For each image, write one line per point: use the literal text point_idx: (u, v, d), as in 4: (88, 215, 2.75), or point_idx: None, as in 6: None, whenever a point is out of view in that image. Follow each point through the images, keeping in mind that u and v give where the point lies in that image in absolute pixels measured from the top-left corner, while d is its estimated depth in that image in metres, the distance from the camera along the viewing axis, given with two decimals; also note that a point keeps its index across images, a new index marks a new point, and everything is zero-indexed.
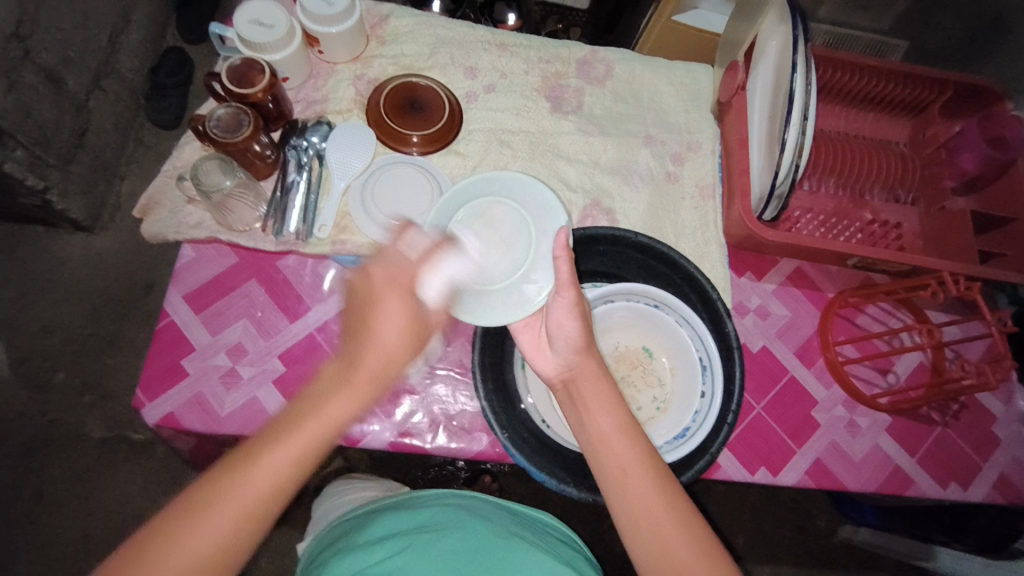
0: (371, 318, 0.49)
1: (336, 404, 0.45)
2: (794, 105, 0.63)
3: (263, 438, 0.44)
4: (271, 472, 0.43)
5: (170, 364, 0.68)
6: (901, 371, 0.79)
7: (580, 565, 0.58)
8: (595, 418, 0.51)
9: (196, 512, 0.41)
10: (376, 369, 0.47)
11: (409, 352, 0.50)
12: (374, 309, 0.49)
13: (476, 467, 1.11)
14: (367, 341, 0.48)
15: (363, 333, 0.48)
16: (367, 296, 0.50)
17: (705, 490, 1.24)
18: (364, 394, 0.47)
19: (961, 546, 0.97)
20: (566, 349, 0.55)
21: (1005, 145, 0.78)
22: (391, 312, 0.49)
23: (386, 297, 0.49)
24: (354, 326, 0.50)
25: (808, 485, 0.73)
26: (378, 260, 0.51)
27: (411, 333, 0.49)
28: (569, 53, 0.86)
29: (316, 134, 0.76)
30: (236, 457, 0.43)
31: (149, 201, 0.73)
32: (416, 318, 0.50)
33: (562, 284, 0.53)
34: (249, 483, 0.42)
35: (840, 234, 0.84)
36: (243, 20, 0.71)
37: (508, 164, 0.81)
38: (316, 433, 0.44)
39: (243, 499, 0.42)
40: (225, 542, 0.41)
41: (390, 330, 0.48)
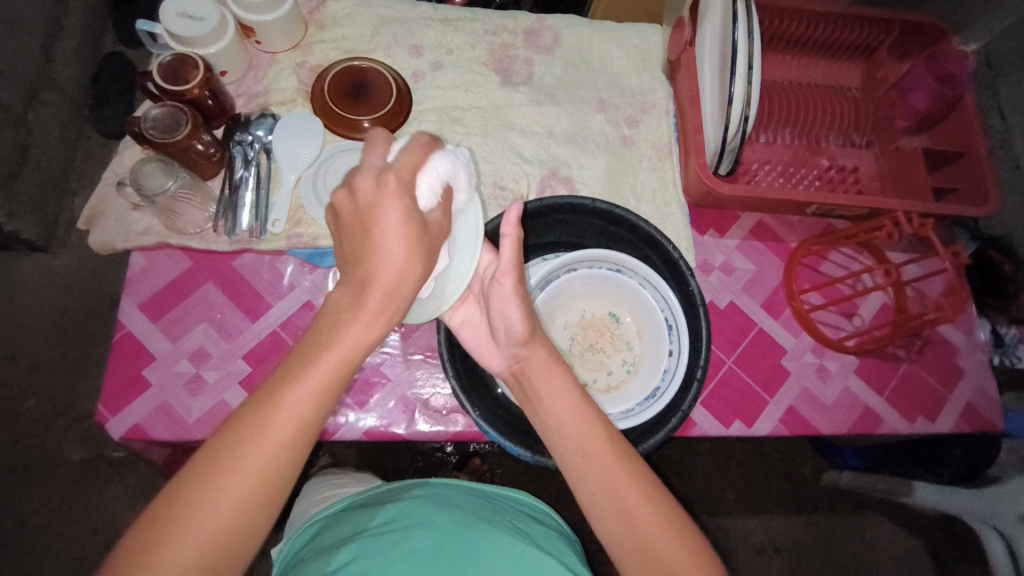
0: (370, 227, 0.39)
1: (352, 331, 0.39)
2: (738, 57, 0.63)
3: (272, 389, 0.38)
4: (296, 409, 0.38)
5: (131, 375, 0.66)
6: (865, 314, 0.81)
7: (550, 542, 0.58)
8: (547, 400, 0.51)
9: (209, 471, 0.37)
10: (390, 286, 0.39)
11: (420, 262, 0.40)
12: (364, 226, 0.39)
13: (465, 451, 1.13)
14: (371, 258, 0.39)
15: (361, 249, 0.39)
16: (356, 209, 0.39)
17: (693, 450, 1.26)
18: (380, 319, 0.39)
19: (938, 477, 1.02)
20: (507, 338, 0.54)
21: (951, 82, 0.80)
22: (390, 215, 0.39)
23: (380, 204, 0.39)
24: (348, 247, 0.40)
25: (783, 432, 0.75)
26: (364, 167, 0.39)
27: (408, 243, 0.39)
28: (515, 22, 0.85)
29: (261, 127, 0.74)
30: (250, 410, 0.38)
31: (92, 211, 0.71)
32: (420, 226, 0.40)
33: (504, 268, 0.52)
34: (275, 425, 0.37)
35: (800, 182, 0.84)
36: (170, 14, 0.68)
37: (461, 142, 0.79)
38: (336, 362, 0.38)
39: (272, 442, 0.37)
40: (242, 506, 0.37)
41: (393, 244, 0.39)
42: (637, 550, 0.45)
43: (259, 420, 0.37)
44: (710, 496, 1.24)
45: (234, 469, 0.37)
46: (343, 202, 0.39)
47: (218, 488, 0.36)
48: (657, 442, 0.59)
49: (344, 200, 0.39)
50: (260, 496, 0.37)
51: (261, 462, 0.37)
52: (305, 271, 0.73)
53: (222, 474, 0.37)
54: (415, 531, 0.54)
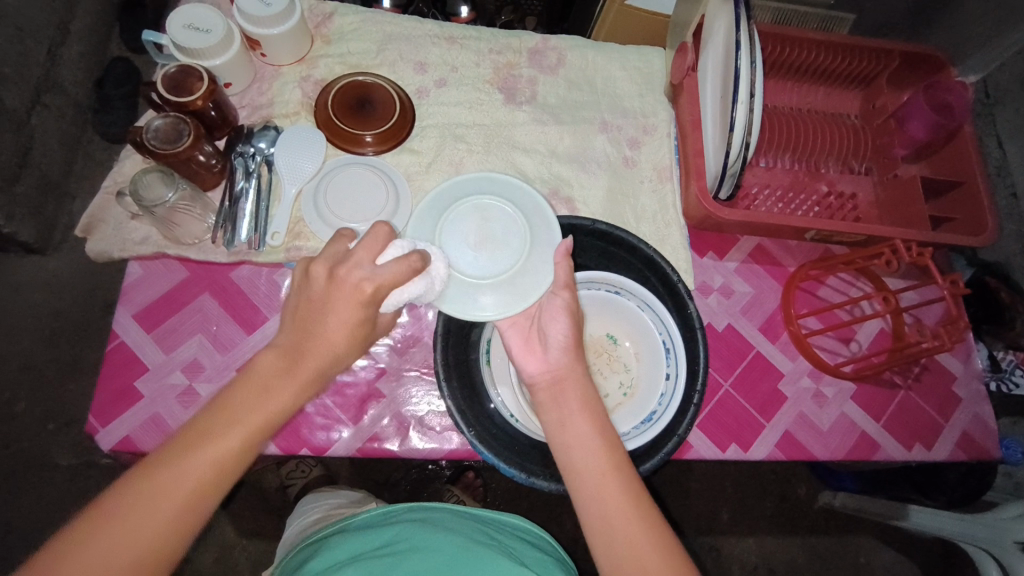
0: (317, 319, 0.44)
1: (276, 397, 0.43)
2: (740, 84, 0.63)
3: (200, 429, 0.42)
4: (203, 467, 0.41)
5: (123, 386, 0.66)
6: (863, 339, 0.81)
7: (546, 566, 0.57)
8: (574, 420, 0.51)
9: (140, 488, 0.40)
10: (321, 365, 0.45)
11: (355, 348, 0.47)
12: (313, 314, 0.44)
13: (459, 465, 1.14)
14: (318, 337, 0.44)
15: (311, 327, 0.44)
16: (314, 302, 0.45)
17: (687, 471, 1.25)
18: (303, 387, 0.44)
19: (933, 502, 1.01)
20: (557, 347, 0.55)
21: (949, 112, 0.79)
22: (342, 313, 0.44)
23: (337, 307, 0.44)
24: (297, 322, 0.45)
25: (779, 457, 0.74)
26: (329, 261, 0.45)
27: (350, 337, 0.45)
28: (520, 42, 0.85)
29: (263, 139, 0.74)
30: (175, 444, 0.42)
31: (90, 218, 0.70)
32: (365, 326, 0.46)
33: (559, 285, 0.56)
34: (202, 462, 0.41)
35: (799, 208, 0.85)
36: (176, 25, 0.68)
37: (463, 159, 0.79)
38: (258, 419, 0.43)
39: (170, 498, 0.40)
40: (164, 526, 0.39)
41: (337, 335, 0.44)
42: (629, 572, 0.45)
43: (163, 473, 0.40)
44: (704, 517, 1.23)
45: (127, 523, 0.39)
46: (315, 284, 0.44)
47: (108, 540, 0.38)
48: (655, 465, 0.59)
49: (322, 286, 0.44)
50: (181, 516, 0.40)
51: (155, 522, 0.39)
52: None
53: (118, 523, 0.38)
54: (414, 554, 0.54)
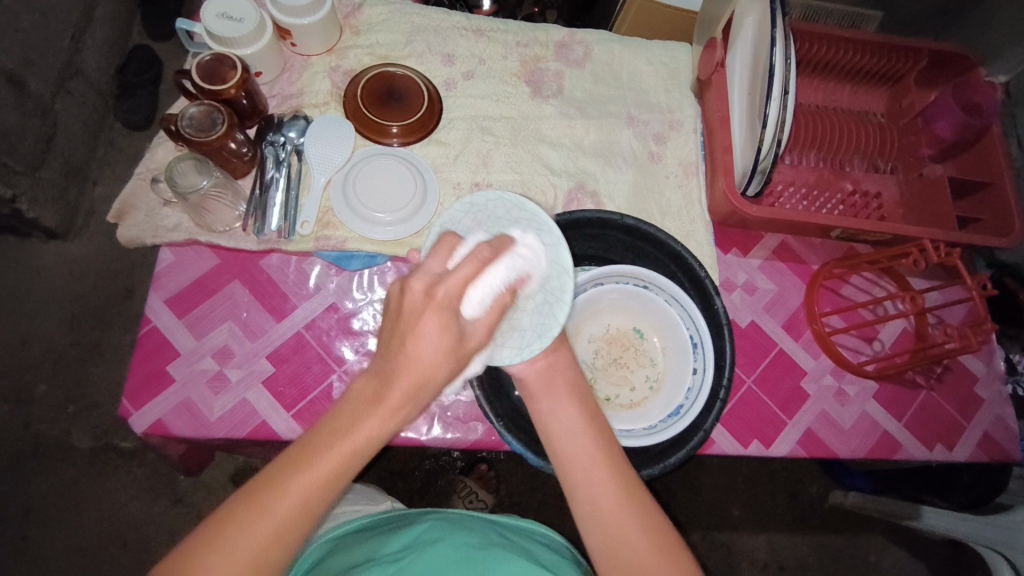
0: (405, 337, 0.40)
1: (364, 430, 0.39)
2: (773, 80, 0.63)
3: (292, 463, 0.39)
4: (295, 502, 0.38)
5: (155, 370, 0.67)
6: (886, 339, 0.81)
7: (563, 565, 0.58)
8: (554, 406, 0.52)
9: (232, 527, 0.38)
10: (417, 385, 0.40)
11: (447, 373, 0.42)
12: (402, 329, 0.40)
13: (472, 457, 1.17)
14: (405, 359, 0.40)
15: (398, 345, 0.40)
16: (405, 313, 0.40)
17: (700, 466, 1.26)
18: (396, 414, 0.40)
19: (947, 503, 1.02)
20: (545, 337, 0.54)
21: (979, 112, 0.79)
22: (430, 325, 0.40)
23: (426, 313, 0.40)
24: (384, 340, 0.41)
25: (800, 454, 0.75)
26: (418, 273, 0.42)
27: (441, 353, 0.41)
28: (547, 35, 0.85)
29: (293, 129, 0.75)
30: (275, 469, 0.39)
31: (123, 204, 0.71)
32: (456, 338, 0.41)
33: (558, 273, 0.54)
34: (290, 499, 0.38)
35: (823, 205, 0.85)
36: (210, 14, 0.69)
37: (490, 151, 0.79)
38: (348, 449, 0.39)
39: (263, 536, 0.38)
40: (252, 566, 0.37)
41: (429, 351, 0.40)
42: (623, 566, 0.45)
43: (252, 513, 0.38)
44: (716, 512, 1.24)
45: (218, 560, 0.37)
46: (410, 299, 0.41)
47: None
48: (679, 460, 0.60)
49: (410, 297, 0.41)
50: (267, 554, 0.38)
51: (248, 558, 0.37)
52: (331, 274, 0.73)
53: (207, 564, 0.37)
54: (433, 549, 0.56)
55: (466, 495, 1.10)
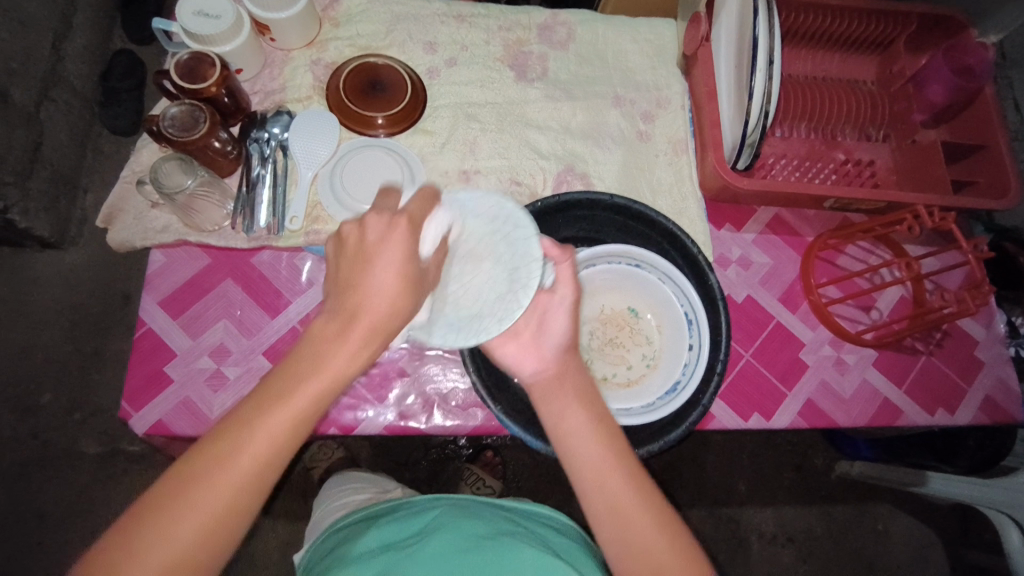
0: (364, 266, 0.41)
1: (334, 362, 0.39)
2: (757, 52, 0.62)
3: (260, 396, 0.39)
4: (265, 443, 0.38)
5: (153, 371, 0.67)
6: (883, 307, 0.80)
7: (572, 551, 0.58)
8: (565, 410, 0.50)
9: (210, 463, 0.37)
10: (378, 319, 0.40)
11: (411, 303, 0.42)
12: (360, 262, 0.41)
13: (478, 444, 1.17)
14: (360, 291, 0.41)
15: (355, 281, 0.41)
16: (363, 248, 0.42)
17: (704, 445, 1.26)
18: (365, 346, 0.40)
19: (953, 469, 1.00)
20: (553, 344, 0.53)
21: (971, 74, 0.78)
22: (391, 255, 0.41)
23: (387, 244, 0.42)
24: (342, 275, 0.42)
25: (801, 426, 0.75)
26: (376, 209, 0.43)
27: (400, 285, 0.41)
28: (529, 18, 0.84)
29: (277, 125, 0.74)
30: (245, 405, 0.39)
31: (111, 208, 0.71)
32: (414, 273, 0.42)
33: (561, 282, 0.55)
34: (268, 427, 0.38)
35: (816, 176, 0.84)
36: (186, 13, 0.68)
37: (477, 138, 0.79)
38: (314, 384, 0.39)
39: (235, 475, 0.37)
40: (231, 503, 0.37)
41: (386, 281, 0.41)
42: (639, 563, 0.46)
43: (226, 446, 0.38)
44: (723, 490, 1.24)
45: (196, 497, 0.37)
46: (366, 229, 0.42)
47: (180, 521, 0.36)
48: (678, 437, 0.60)
49: (364, 235, 0.42)
50: (246, 488, 0.38)
51: (220, 499, 0.37)
52: (323, 268, 0.73)
53: (186, 501, 0.37)
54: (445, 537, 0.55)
55: (472, 481, 1.10)
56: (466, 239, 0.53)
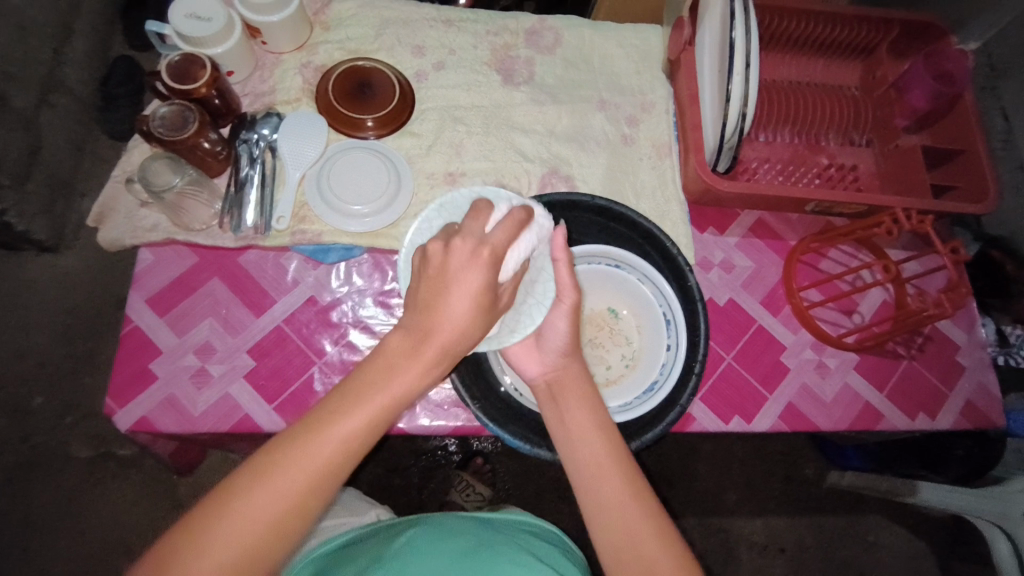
0: (441, 292, 0.43)
1: (402, 379, 0.43)
2: (735, 56, 0.64)
3: (331, 404, 0.42)
4: (339, 445, 0.41)
5: (139, 368, 0.68)
6: (866, 311, 0.81)
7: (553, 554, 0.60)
8: (569, 411, 0.54)
9: (276, 467, 0.40)
10: (447, 340, 0.44)
11: (481, 327, 0.45)
12: (439, 291, 0.44)
13: (467, 450, 1.17)
14: (439, 316, 0.43)
15: (434, 304, 0.43)
16: (444, 273, 0.44)
17: (695, 450, 1.26)
18: (432, 367, 0.44)
19: (942, 478, 1.03)
20: (553, 349, 0.57)
21: (950, 79, 0.79)
22: (470, 286, 0.43)
23: (468, 273, 0.44)
24: (420, 304, 0.44)
25: (782, 428, 0.75)
26: (464, 234, 0.45)
27: (475, 312, 0.44)
28: (517, 23, 0.86)
29: (266, 126, 0.76)
30: (313, 418, 0.41)
31: (102, 208, 0.72)
32: (490, 300, 0.45)
33: (564, 287, 0.55)
34: (330, 440, 0.41)
35: (800, 180, 0.85)
36: (179, 15, 0.70)
37: (462, 141, 0.80)
38: (383, 399, 0.42)
39: (312, 470, 0.40)
40: (295, 501, 0.40)
41: (461, 308, 0.44)
42: (616, 538, 0.48)
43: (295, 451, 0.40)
44: (713, 496, 1.24)
45: (264, 496, 0.39)
46: (436, 260, 0.44)
47: (244, 516, 0.39)
48: (656, 435, 0.61)
49: (445, 260, 0.44)
50: (314, 489, 0.40)
51: (289, 498, 0.40)
52: (309, 267, 0.74)
53: (259, 494, 0.39)
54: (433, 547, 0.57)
55: (462, 488, 1.12)
56: None
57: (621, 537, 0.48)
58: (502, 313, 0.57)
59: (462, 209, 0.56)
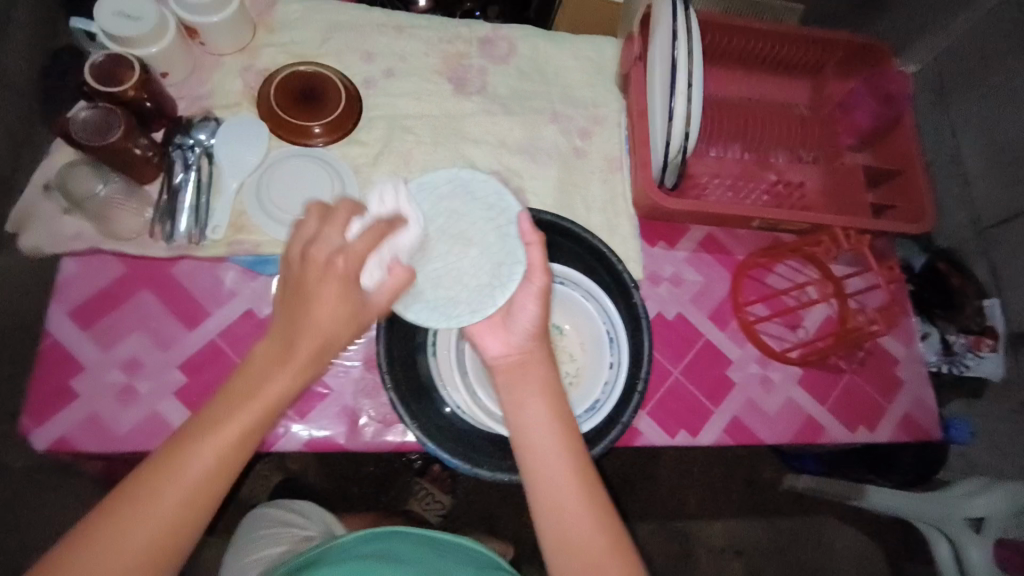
0: (311, 292, 0.43)
1: (275, 384, 0.43)
2: (678, 74, 0.64)
3: (211, 415, 0.42)
4: (180, 498, 0.40)
5: (57, 386, 0.64)
6: (810, 326, 0.82)
7: None
8: (529, 401, 0.51)
9: (152, 480, 0.40)
10: (322, 339, 0.43)
11: (353, 325, 0.45)
12: (306, 295, 0.43)
13: (428, 458, 1.14)
14: (315, 312, 0.43)
15: (307, 305, 0.43)
16: (310, 279, 0.43)
17: (653, 459, 1.27)
18: (306, 371, 0.44)
19: (887, 483, 1.06)
20: (521, 332, 0.53)
21: (893, 102, 0.83)
22: (329, 297, 0.43)
23: (324, 287, 0.43)
24: (289, 302, 0.44)
25: (726, 442, 0.76)
26: (325, 240, 0.43)
27: (344, 312, 0.44)
28: (470, 31, 0.84)
29: (204, 131, 0.73)
30: (195, 425, 0.42)
31: (22, 215, 0.68)
32: (354, 303, 0.44)
33: (532, 268, 0.52)
34: (207, 453, 0.41)
35: (749, 196, 0.86)
36: (106, 12, 0.66)
37: (411, 150, 0.78)
38: (258, 408, 0.42)
39: (189, 485, 0.41)
40: (181, 514, 0.40)
41: (330, 311, 0.43)
42: (552, 521, 0.47)
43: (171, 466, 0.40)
44: (671, 504, 1.25)
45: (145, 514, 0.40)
46: (309, 268, 0.43)
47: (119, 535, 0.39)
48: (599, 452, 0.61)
49: (311, 268, 0.43)
50: (195, 499, 0.41)
51: (167, 512, 0.40)
52: (246, 279, 0.71)
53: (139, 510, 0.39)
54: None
55: (423, 497, 1.11)
56: (466, 222, 0.54)
57: (561, 531, 0.47)
58: (467, 292, 0.53)
59: (454, 195, 0.55)
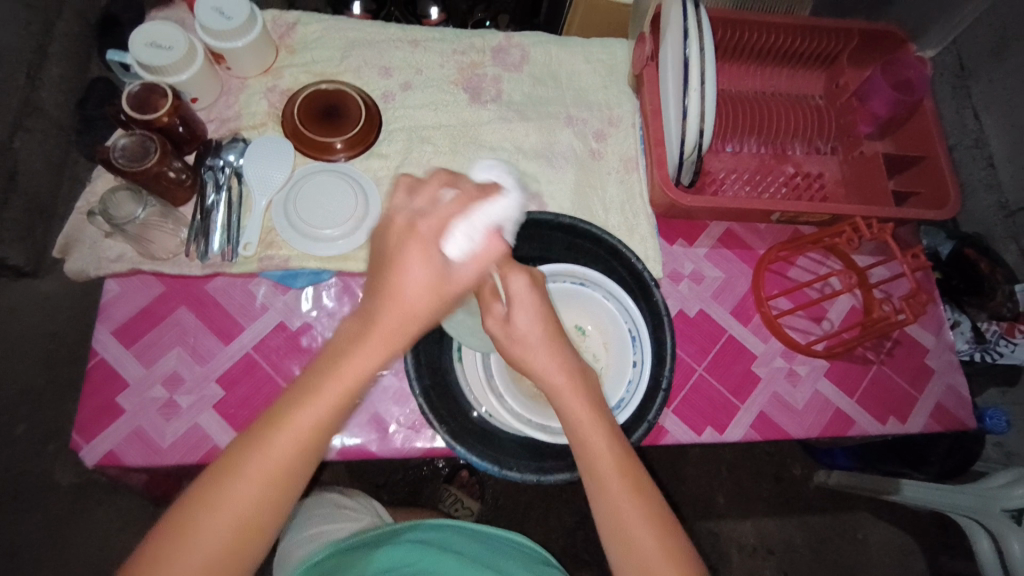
0: (393, 265, 0.42)
1: (359, 360, 0.41)
2: (690, 73, 0.64)
3: (291, 396, 0.41)
4: (256, 488, 0.39)
5: (104, 402, 0.67)
6: (834, 317, 0.82)
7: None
8: (563, 400, 0.49)
9: (231, 472, 0.39)
10: (413, 309, 0.42)
11: (440, 303, 0.43)
12: (388, 262, 0.42)
13: (455, 463, 1.17)
14: (398, 274, 0.42)
15: (386, 280, 0.42)
16: (394, 244, 0.42)
17: (681, 457, 1.27)
18: (391, 342, 0.42)
19: (924, 475, 1.04)
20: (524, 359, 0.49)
21: (908, 87, 0.80)
22: (414, 264, 0.42)
23: (409, 256, 0.42)
24: (373, 277, 0.43)
25: (754, 438, 0.76)
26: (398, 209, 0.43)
27: (430, 286, 0.42)
28: (483, 41, 0.86)
29: (232, 152, 0.75)
30: (280, 407, 0.40)
31: (67, 239, 0.72)
32: (437, 270, 0.42)
33: (513, 301, 0.48)
34: (287, 442, 0.39)
35: (766, 189, 0.86)
36: (139, 44, 0.69)
37: (430, 160, 0.80)
38: (341, 388, 0.41)
39: (269, 473, 0.39)
40: (261, 500, 0.39)
41: (417, 274, 0.42)
42: (611, 527, 0.46)
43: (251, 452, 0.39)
44: (700, 501, 1.25)
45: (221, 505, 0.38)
46: (395, 232, 0.42)
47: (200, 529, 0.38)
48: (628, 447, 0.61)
49: (395, 229, 0.42)
50: (274, 489, 0.39)
51: (243, 507, 0.39)
52: (277, 293, 0.74)
53: (217, 500, 0.38)
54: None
55: (451, 503, 1.11)
56: None
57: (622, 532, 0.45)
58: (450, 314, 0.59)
59: None
